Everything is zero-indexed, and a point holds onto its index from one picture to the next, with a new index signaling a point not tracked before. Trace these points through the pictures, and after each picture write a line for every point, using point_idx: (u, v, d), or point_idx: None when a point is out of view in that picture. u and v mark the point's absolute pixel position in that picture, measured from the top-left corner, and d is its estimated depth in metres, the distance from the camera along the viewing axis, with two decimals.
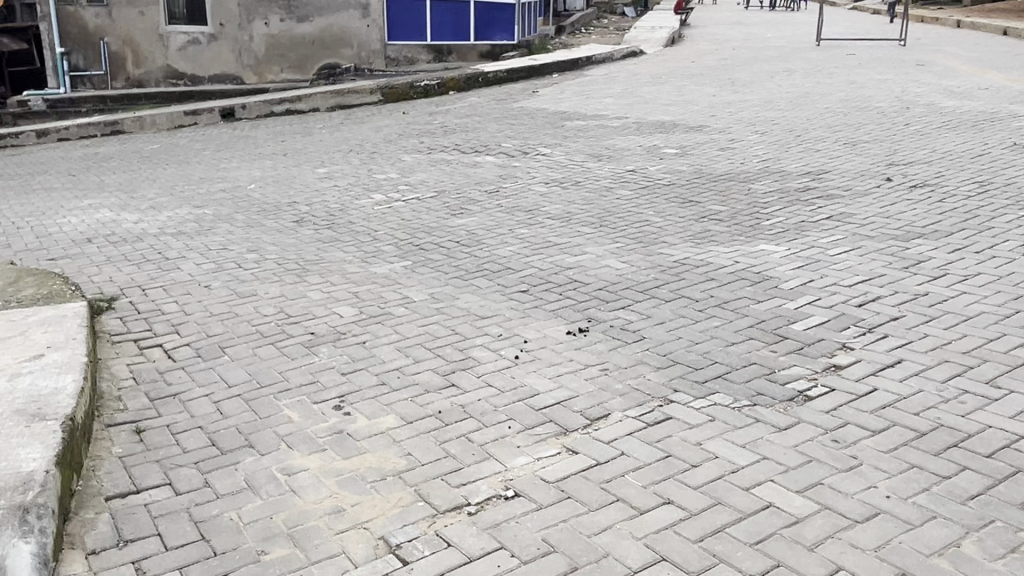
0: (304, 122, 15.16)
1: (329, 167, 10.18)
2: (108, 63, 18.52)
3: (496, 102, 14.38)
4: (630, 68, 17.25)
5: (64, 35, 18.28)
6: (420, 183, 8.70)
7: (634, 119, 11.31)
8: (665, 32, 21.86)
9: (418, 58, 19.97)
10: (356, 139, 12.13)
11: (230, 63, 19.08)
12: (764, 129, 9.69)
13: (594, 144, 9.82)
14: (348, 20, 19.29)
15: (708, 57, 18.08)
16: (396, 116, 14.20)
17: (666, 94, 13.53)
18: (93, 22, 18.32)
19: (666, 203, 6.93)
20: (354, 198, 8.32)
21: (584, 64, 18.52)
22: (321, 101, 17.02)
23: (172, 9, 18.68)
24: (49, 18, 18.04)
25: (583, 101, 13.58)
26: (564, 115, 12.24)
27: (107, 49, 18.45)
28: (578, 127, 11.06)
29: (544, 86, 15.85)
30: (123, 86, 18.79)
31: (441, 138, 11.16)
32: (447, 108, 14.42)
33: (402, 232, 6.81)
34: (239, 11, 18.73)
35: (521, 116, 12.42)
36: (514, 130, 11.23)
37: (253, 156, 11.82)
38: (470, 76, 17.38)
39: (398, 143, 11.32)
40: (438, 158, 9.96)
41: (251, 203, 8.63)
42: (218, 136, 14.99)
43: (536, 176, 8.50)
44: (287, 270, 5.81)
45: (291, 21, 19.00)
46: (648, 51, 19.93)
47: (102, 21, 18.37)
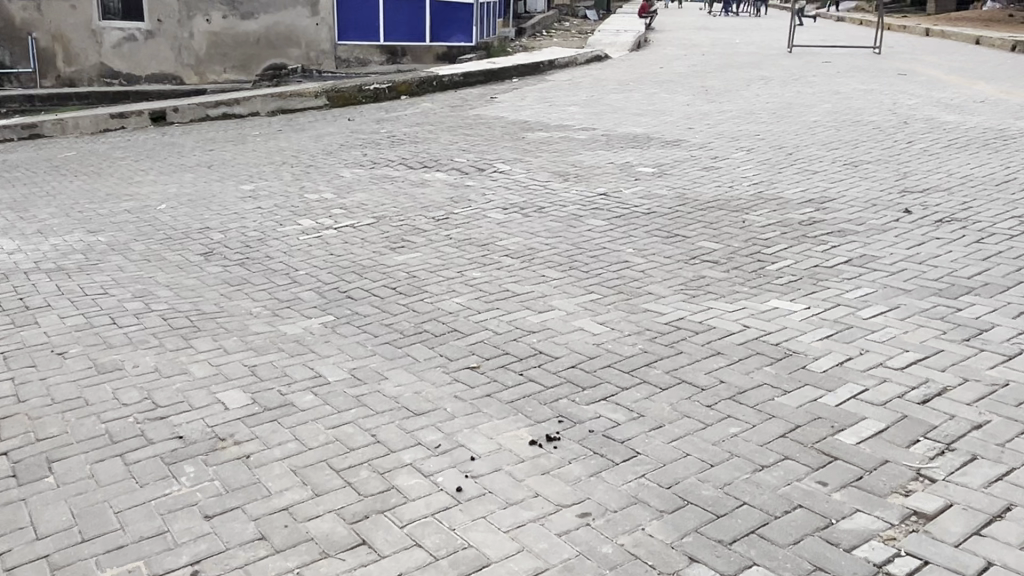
0: (240, 128, 13.83)
1: (256, 183, 8.91)
2: (37, 61, 17.20)
3: (450, 109, 13.19)
4: (595, 73, 16.16)
5: None
6: (358, 206, 7.48)
7: (602, 131, 10.19)
8: (631, 36, 20.80)
9: (370, 59, 18.69)
10: (293, 149, 10.87)
11: (168, 62, 17.60)
12: (749, 145, 8.63)
13: (558, 160, 8.67)
14: (295, 18, 17.93)
15: (676, 63, 17.06)
16: (340, 124, 12.93)
17: (636, 103, 12.44)
18: (20, 16, 16.88)
19: (646, 240, 5.78)
20: (279, 224, 7.07)
21: (546, 68, 17.36)
22: (261, 105, 15.69)
23: (107, 3, 17.28)
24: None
25: (543, 109, 12.43)
26: (524, 125, 11.10)
27: (34, 45, 17.09)
28: (540, 140, 9.90)
29: (503, 92, 14.68)
30: (55, 85, 17.40)
31: (386, 150, 9.94)
32: (397, 115, 13.19)
33: (327, 273, 5.58)
34: (179, 6, 17.29)
35: (478, 125, 11.23)
36: (468, 142, 10.05)
37: (175, 167, 10.52)
38: (423, 80, 16.12)
39: (339, 154, 10.09)
40: (381, 174, 8.75)
41: (160, 227, 7.36)
42: (144, 142, 13.61)
43: (493, 199, 7.32)
44: (168, 332, 4.53)
45: (235, 18, 17.60)
46: (613, 56, 18.84)
47: (30, 15, 16.94)
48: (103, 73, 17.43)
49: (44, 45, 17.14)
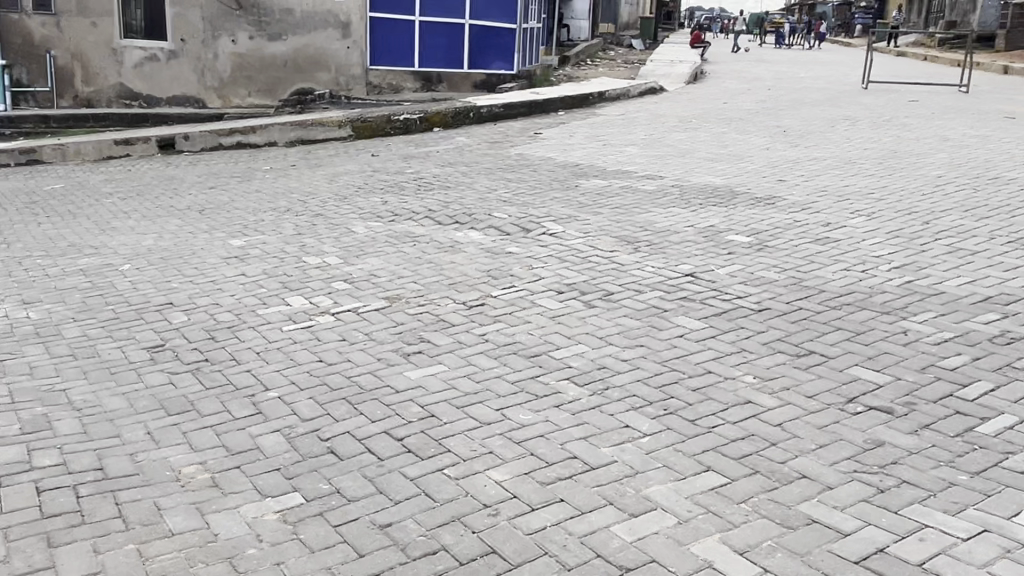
0: (251, 161, 12.28)
1: (248, 236, 7.25)
2: (54, 80, 15.89)
3: (488, 147, 11.52)
4: (652, 108, 14.46)
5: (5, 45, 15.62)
6: (367, 279, 5.76)
7: (672, 182, 8.42)
8: (687, 67, 19.07)
9: (403, 85, 17.40)
10: (301, 191, 9.22)
11: (191, 84, 16.41)
12: (867, 208, 6.83)
13: (623, 222, 6.92)
14: (325, 41, 16.74)
15: (742, 98, 15.32)
16: (361, 160, 11.31)
17: (706, 145, 10.65)
18: (39, 32, 15.66)
19: (769, 364, 3.98)
20: (261, 302, 5.41)
21: (595, 101, 15.61)
22: (279, 134, 14.24)
23: (129, 22, 16.08)
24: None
25: (595, 151, 10.67)
26: (576, 169, 9.37)
27: (53, 63, 15.80)
28: (596, 192, 8.15)
29: (547, 128, 13.00)
30: (71, 105, 16.12)
31: (410, 198, 8.27)
32: (427, 152, 11.52)
33: (308, 400, 3.85)
34: (203, 25, 16.15)
35: (520, 169, 9.52)
36: (509, 190, 8.32)
37: (163, 208, 8.93)
38: (459, 111, 14.47)
39: (355, 200, 8.45)
40: (401, 232, 7.05)
41: (114, 300, 5.69)
42: (144, 175, 12.14)
43: (542, 276, 5.59)
44: (25, 530, 2.82)
45: (262, 40, 16.45)
46: (668, 89, 17.08)
47: (48, 31, 15.71)
48: (122, 95, 16.17)
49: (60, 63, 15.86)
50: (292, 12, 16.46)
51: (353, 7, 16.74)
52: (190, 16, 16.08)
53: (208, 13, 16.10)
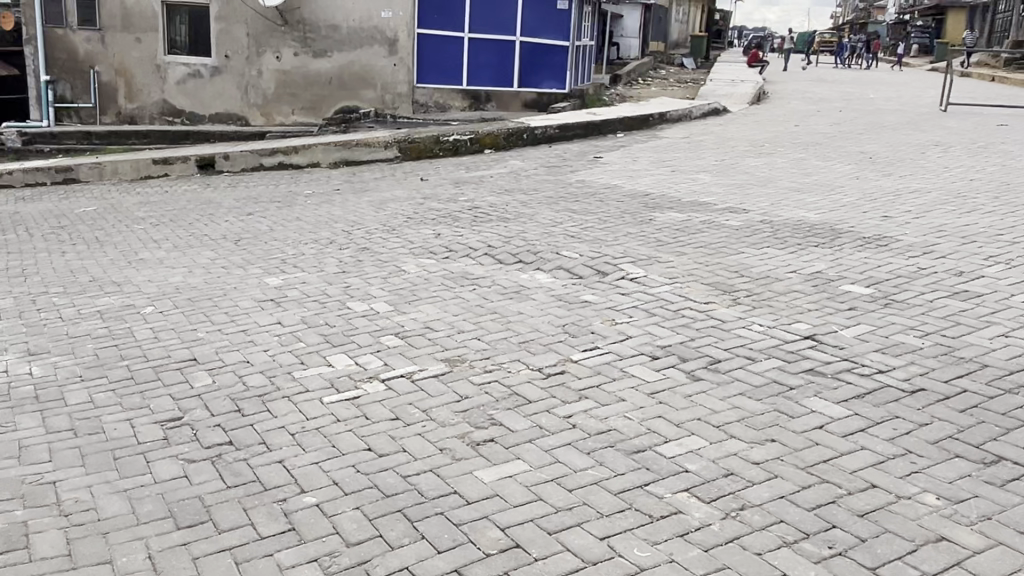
0: (292, 184, 11.63)
1: (286, 274, 6.50)
2: (98, 95, 19.16)
3: (545, 172, 10.71)
4: (717, 131, 13.55)
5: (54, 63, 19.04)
6: (424, 335, 4.90)
7: (760, 216, 7.48)
8: (750, 87, 18.13)
9: (451, 104, 18.99)
10: (343, 220, 8.47)
11: (232, 98, 18.93)
12: (1001, 252, 5.87)
13: (714, 266, 6.00)
14: (371, 57, 18.65)
15: (813, 121, 14.35)
16: (408, 185, 10.56)
17: (785, 173, 9.72)
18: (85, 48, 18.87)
19: (951, 477, 3.08)
20: (300, 361, 4.61)
21: (656, 122, 14.69)
22: (322, 155, 13.61)
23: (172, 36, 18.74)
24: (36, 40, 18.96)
25: (663, 177, 9.80)
26: (648, 199, 8.48)
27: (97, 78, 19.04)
28: (673, 227, 7.26)
29: (607, 151, 12.19)
30: (115, 120, 19.35)
31: (465, 230, 7.46)
32: (481, 177, 10.72)
33: (353, 512, 3.02)
34: (248, 41, 18.58)
35: (585, 198, 8.67)
36: (576, 224, 7.45)
37: (195, 236, 8.27)
38: (512, 132, 13.65)
39: (404, 232, 7.65)
40: (457, 272, 6.23)
41: (129, 354, 4.91)
42: (180, 198, 11.54)
43: (630, 336, 4.72)
44: None
45: (305, 56, 18.63)
46: (731, 109, 16.15)
47: (93, 48, 18.89)
48: (164, 111, 19.13)
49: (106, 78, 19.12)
50: (338, 28, 18.47)
51: (400, 24, 18.43)
52: (233, 31, 18.58)
53: (250, 28, 18.53)
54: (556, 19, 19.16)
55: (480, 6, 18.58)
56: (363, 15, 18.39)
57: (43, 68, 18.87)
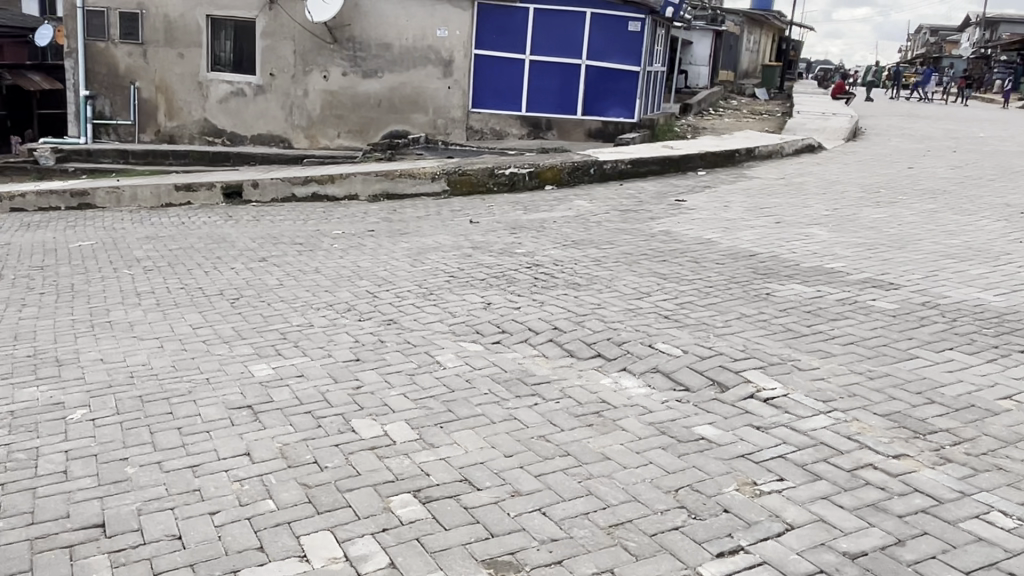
0: (322, 222, 10.09)
1: (280, 360, 4.84)
2: (137, 113, 18.77)
3: (619, 217, 8.99)
4: (817, 172, 11.68)
5: (92, 78, 18.77)
6: (459, 502, 3.13)
7: (918, 296, 5.59)
8: (844, 122, 16.16)
9: (508, 131, 17.98)
10: (369, 275, 6.81)
11: (277, 121, 18.46)
12: None
13: (884, 383, 4.16)
14: (424, 80, 17.92)
15: (928, 163, 12.40)
16: (456, 227, 8.90)
17: (922, 232, 7.84)
18: (126, 63, 18.57)
19: None
20: (257, 547, 2.89)
21: (743, 159, 12.80)
22: (361, 186, 12.11)
23: (218, 54, 18.44)
24: (78, 55, 18.62)
25: (768, 229, 7.99)
26: (756, 263, 6.66)
27: (138, 95, 18.67)
28: (801, 307, 5.42)
29: (690, 193, 10.41)
30: (154, 139, 18.94)
31: (524, 300, 5.74)
32: (544, 222, 9.00)
33: None
34: (295, 59, 18.09)
35: (674, 257, 6.89)
36: (670, 298, 5.66)
37: (187, 290, 6.70)
38: (576, 166, 11.90)
39: (446, 297, 5.97)
40: (512, 370, 4.49)
41: (10, 508, 3.22)
42: (193, 231, 10.05)
43: (791, 526, 2.90)
44: None
45: (354, 76, 18.04)
46: (827, 146, 14.27)
47: (135, 62, 18.56)
48: (205, 130, 18.70)
49: (146, 95, 18.68)
50: (390, 47, 17.83)
51: (456, 44, 17.65)
52: (280, 49, 18.11)
53: (299, 47, 18.04)
54: (627, 41, 17.39)
55: (542, 25, 17.42)
56: (416, 34, 17.71)
57: (83, 83, 18.63)
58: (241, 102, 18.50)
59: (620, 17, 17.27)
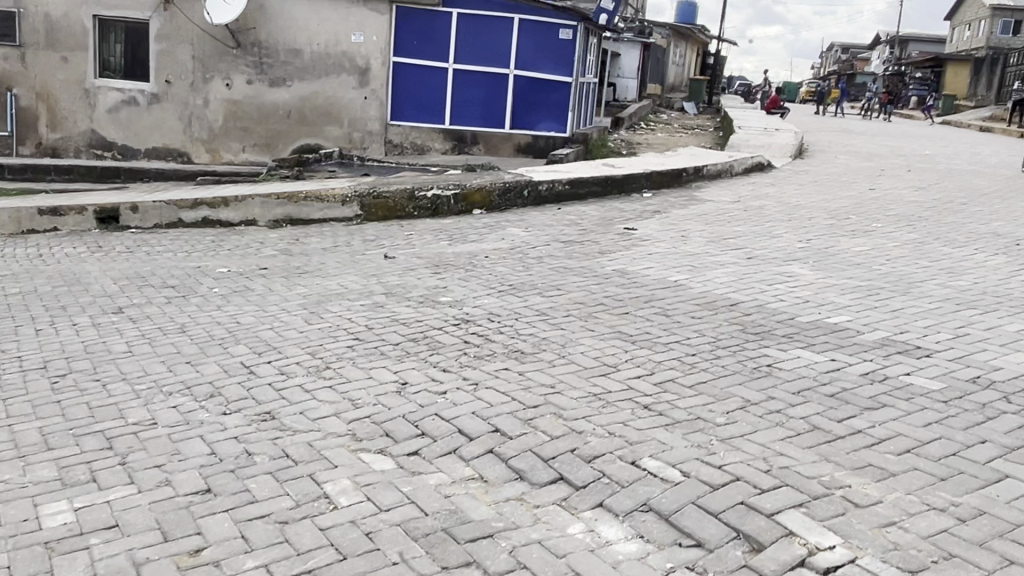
0: (208, 257, 8.42)
1: (95, 495, 3.26)
2: (15, 123, 16.66)
3: (562, 251, 7.61)
4: (774, 194, 10.54)
5: None
6: None
7: (961, 368, 4.33)
8: (790, 138, 15.18)
9: (430, 145, 16.55)
10: (249, 336, 5.24)
11: (175, 132, 16.60)
12: None
13: (984, 532, 2.82)
14: (338, 89, 16.33)
15: (889, 184, 11.40)
16: (369, 264, 7.38)
17: (920, 270, 6.67)
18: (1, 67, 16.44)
19: None
20: None
21: (690, 179, 11.59)
22: (260, 211, 10.52)
23: (107, 59, 16.49)
24: None
25: (742, 268, 6.70)
26: (739, 317, 5.32)
27: (15, 103, 16.56)
28: (818, 387, 4.09)
29: (638, 220, 9.12)
30: (34, 152, 16.84)
31: (451, 381, 4.27)
32: (474, 257, 7.55)
33: None
34: (193, 65, 16.27)
35: (637, 309, 5.52)
36: (645, 376, 4.27)
37: (2, 361, 5.02)
38: (508, 187, 10.49)
39: (349, 373, 4.48)
40: (435, 514, 3.02)
41: None
42: (48, 267, 8.28)
43: None
44: None
45: (260, 85, 16.32)
46: (776, 164, 13.22)
47: (11, 67, 16.45)
48: (93, 143, 16.70)
49: (25, 104, 16.59)
50: (300, 53, 16.17)
51: (373, 51, 16.12)
52: (177, 54, 16.26)
53: (198, 51, 16.23)
54: (558, 50, 16.12)
55: (466, 32, 16.05)
56: (329, 39, 16.11)
57: None
58: (134, 111, 16.58)
59: (551, 24, 15.99)
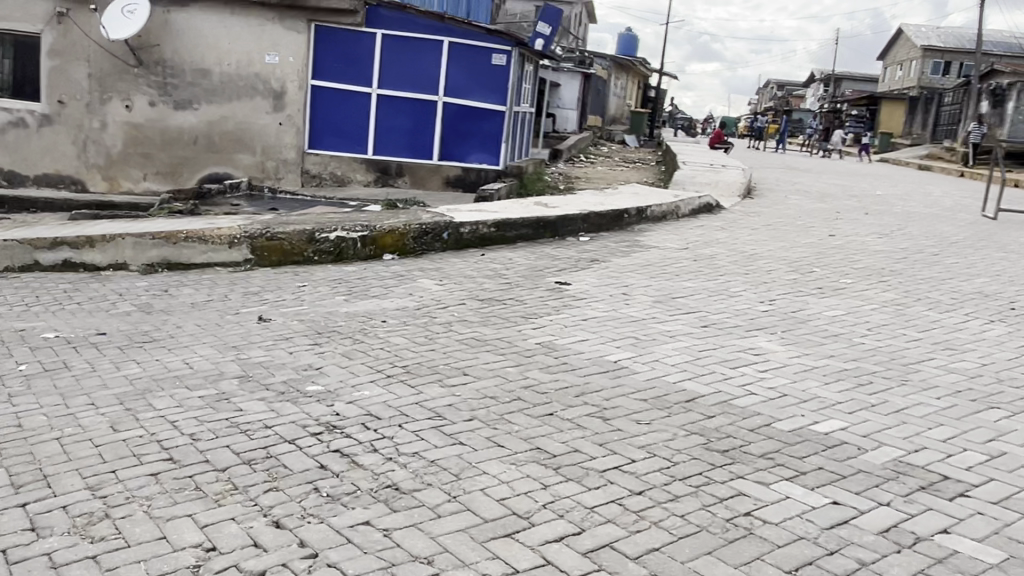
0: (46, 314, 6.83)
1: None
2: None
3: (479, 313, 6.22)
4: (726, 240, 9.35)
5: None
6: None
7: (1013, 522, 3.06)
8: (738, 176, 14.14)
9: (351, 176, 15.09)
10: (22, 456, 3.72)
11: (67, 157, 14.87)
12: None
13: None
14: (250, 114, 14.80)
15: (849, 230, 10.32)
16: (234, 331, 5.91)
17: (911, 345, 5.46)
18: None
19: None
20: None
21: (632, 221, 10.36)
22: (131, 253, 8.92)
23: None
24: None
25: (698, 342, 5.41)
26: (699, 424, 4.00)
27: None
28: (821, 563, 2.76)
29: (573, 272, 7.81)
30: None
31: (278, 552, 2.84)
32: (368, 320, 6.13)
33: None
34: (90, 84, 14.60)
35: (564, 411, 4.16)
36: (570, 540, 2.90)
37: None
38: (425, 229, 9.10)
39: (141, 530, 3.02)
40: None
41: None
42: None
43: None
44: None
45: (164, 107, 14.71)
46: (725, 205, 12.10)
47: None
48: None
49: None
50: (208, 74, 14.62)
51: (289, 73, 14.66)
52: (71, 71, 14.58)
53: (95, 69, 14.57)
54: (490, 76, 14.73)
55: (391, 54, 14.65)
56: (241, 59, 14.61)
57: None
58: (21, 134, 14.81)
59: (483, 48, 14.64)
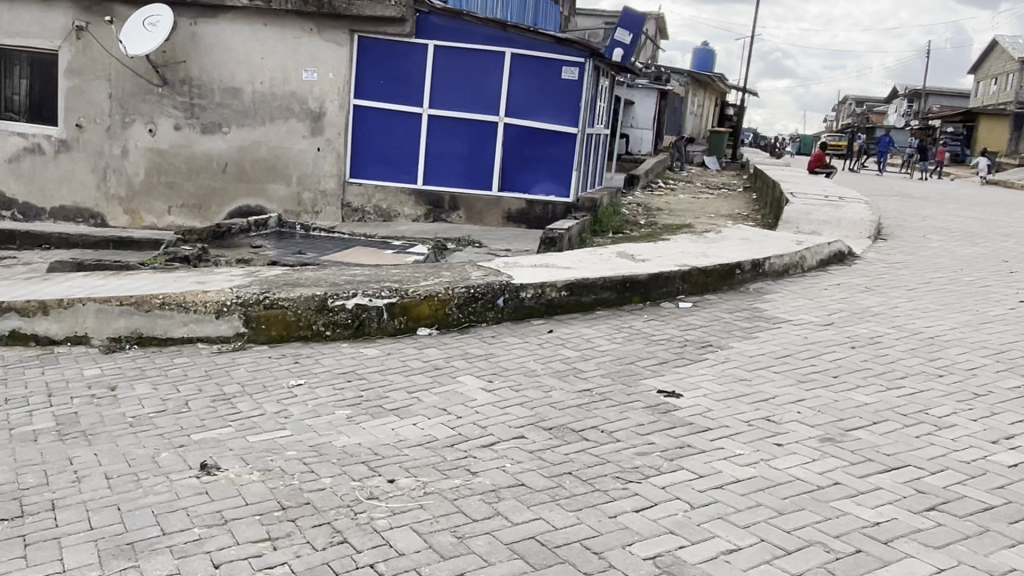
0: None
1: None
2: None
3: (547, 464, 3.88)
4: (881, 310, 6.85)
5: None
6: None
7: None
8: (862, 212, 11.54)
9: (398, 210, 12.93)
10: None
11: (85, 188, 13.03)
12: None
13: None
14: (285, 138, 12.79)
15: None
16: (151, 498, 3.65)
17: None
18: None
19: None
20: None
21: (745, 279, 7.93)
22: (93, 322, 6.85)
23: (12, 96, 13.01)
24: None
25: (943, 564, 2.97)
26: None
27: None
28: None
29: (681, 369, 5.42)
30: None
31: None
32: (369, 475, 3.84)
33: None
34: (110, 105, 12.75)
35: None
36: None
37: None
38: (473, 295, 6.84)
39: None
40: None
41: None
42: None
43: None
44: None
45: (191, 131, 12.79)
46: (857, 251, 9.55)
47: None
48: None
49: None
50: (239, 93, 12.67)
51: (328, 91, 12.61)
52: (91, 92, 12.77)
53: (116, 89, 12.72)
54: (560, 93, 12.35)
55: (446, 69, 12.47)
56: (275, 76, 12.63)
57: None
58: (36, 162, 13.04)
59: (552, 61, 12.27)
